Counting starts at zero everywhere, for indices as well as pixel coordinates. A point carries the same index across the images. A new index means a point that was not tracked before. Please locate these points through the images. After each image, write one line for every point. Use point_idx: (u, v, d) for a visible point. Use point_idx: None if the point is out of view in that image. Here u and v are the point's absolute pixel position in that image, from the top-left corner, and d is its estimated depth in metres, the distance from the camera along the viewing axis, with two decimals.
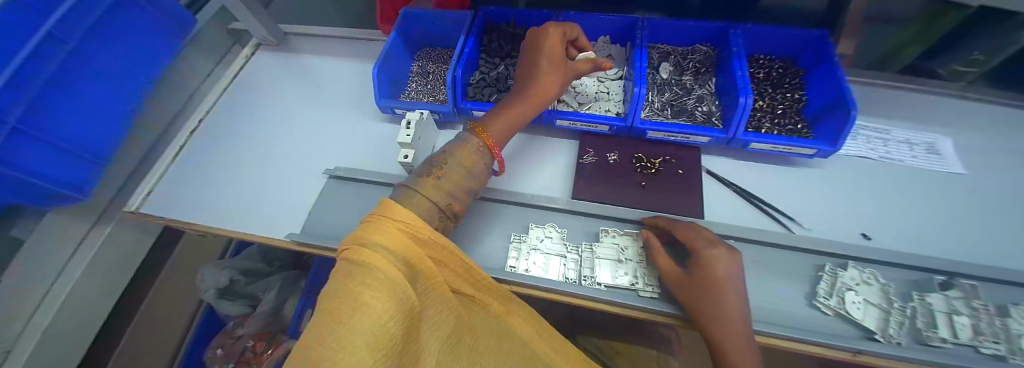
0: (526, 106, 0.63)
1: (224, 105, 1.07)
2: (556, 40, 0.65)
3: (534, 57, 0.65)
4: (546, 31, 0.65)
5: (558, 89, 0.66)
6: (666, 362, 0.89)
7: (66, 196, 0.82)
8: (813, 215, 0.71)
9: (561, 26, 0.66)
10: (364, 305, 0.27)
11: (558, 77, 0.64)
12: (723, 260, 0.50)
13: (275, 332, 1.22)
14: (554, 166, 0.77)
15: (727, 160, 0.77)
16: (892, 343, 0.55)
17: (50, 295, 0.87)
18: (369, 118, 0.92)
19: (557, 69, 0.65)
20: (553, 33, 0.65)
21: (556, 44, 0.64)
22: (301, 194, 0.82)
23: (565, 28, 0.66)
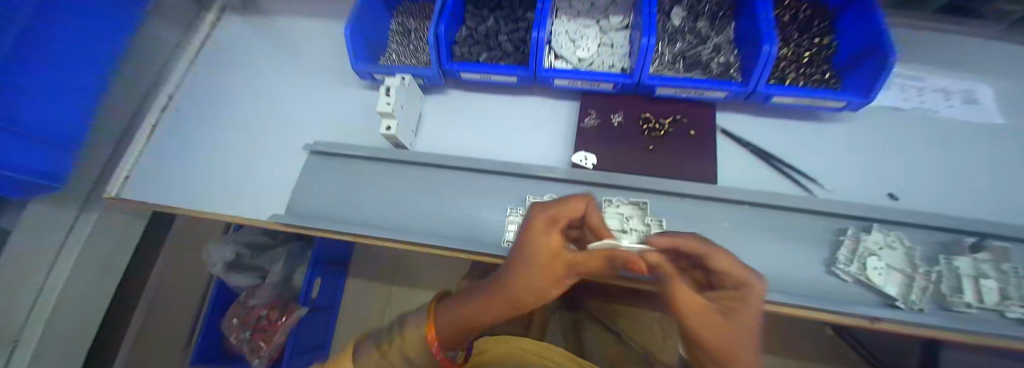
0: (496, 304, 0.44)
1: (190, 78, 0.97)
2: (540, 230, 0.40)
3: (516, 250, 0.43)
4: (529, 217, 0.42)
5: (554, 290, 0.42)
6: (669, 323, 0.87)
7: (41, 187, 0.70)
8: (834, 175, 0.65)
9: (552, 208, 0.41)
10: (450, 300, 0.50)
11: (548, 279, 0.40)
12: (740, 312, 0.33)
13: (287, 302, 1.27)
14: (552, 132, 0.71)
15: (743, 118, 0.69)
16: (914, 310, 0.52)
17: (43, 293, 0.81)
18: (348, 85, 0.83)
19: (546, 276, 0.40)
20: (537, 222, 0.40)
21: (543, 238, 0.39)
22: (281, 171, 0.76)
23: (559, 214, 0.41)
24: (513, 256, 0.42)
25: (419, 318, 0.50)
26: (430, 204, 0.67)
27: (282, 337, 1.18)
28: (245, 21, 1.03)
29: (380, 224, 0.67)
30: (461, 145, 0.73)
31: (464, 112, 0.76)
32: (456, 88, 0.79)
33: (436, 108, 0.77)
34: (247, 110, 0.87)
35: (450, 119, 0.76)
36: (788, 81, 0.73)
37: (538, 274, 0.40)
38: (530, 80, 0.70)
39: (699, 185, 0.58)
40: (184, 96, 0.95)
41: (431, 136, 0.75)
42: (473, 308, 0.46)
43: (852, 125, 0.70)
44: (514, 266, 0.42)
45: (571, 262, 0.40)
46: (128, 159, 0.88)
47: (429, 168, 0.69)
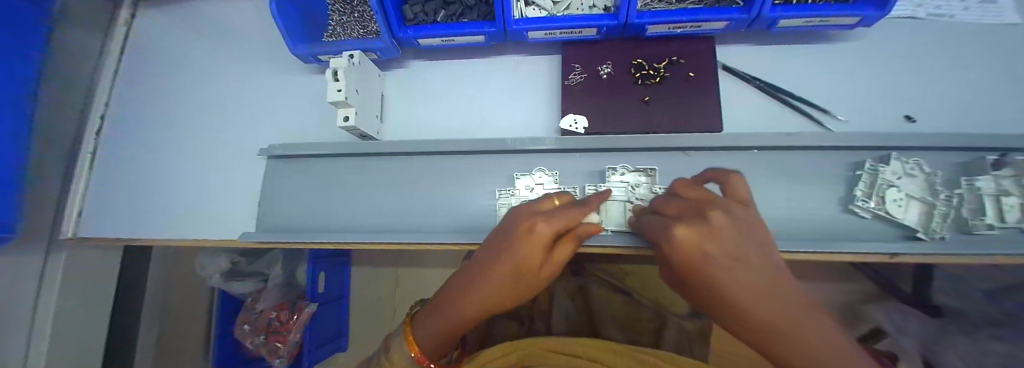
0: (482, 305, 0.44)
1: (121, 91, 0.82)
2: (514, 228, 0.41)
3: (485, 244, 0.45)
4: (528, 226, 0.39)
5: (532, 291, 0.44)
6: None
7: None
8: (847, 102, 0.58)
9: (552, 218, 0.39)
10: (430, 311, 0.49)
11: (534, 282, 0.42)
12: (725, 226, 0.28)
13: (296, 300, 1.22)
14: (534, 97, 0.62)
15: (747, 50, 0.61)
16: (935, 239, 0.49)
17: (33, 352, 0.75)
18: (293, 72, 0.72)
19: (533, 279, 0.42)
20: (541, 232, 0.38)
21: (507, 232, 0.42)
22: (242, 183, 0.68)
23: (562, 224, 0.39)
24: (503, 265, 0.40)
25: (399, 341, 0.49)
26: (410, 196, 0.61)
27: (297, 334, 1.14)
28: (163, 11, 0.84)
29: (361, 226, 0.62)
30: (434, 125, 0.65)
31: (432, 85, 0.66)
32: (417, 59, 0.68)
33: (400, 86, 0.67)
34: (191, 120, 0.75)
35: (417, 97, 0.66)
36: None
37: (524, 280, 0.41)
38: (501, 37, 0.60)
39: (704, 135, 0.52)
40: (117, 113, 0.81)
41: (399, 120, 0.66)
42: (448, 298, 0.46)
43: (868, 42, 0.62)
44: (505, 276, 0.41)
45: (552, 264, 0.43)
46: (74, 195, 0.78)
47: (402, 157, 0.62)
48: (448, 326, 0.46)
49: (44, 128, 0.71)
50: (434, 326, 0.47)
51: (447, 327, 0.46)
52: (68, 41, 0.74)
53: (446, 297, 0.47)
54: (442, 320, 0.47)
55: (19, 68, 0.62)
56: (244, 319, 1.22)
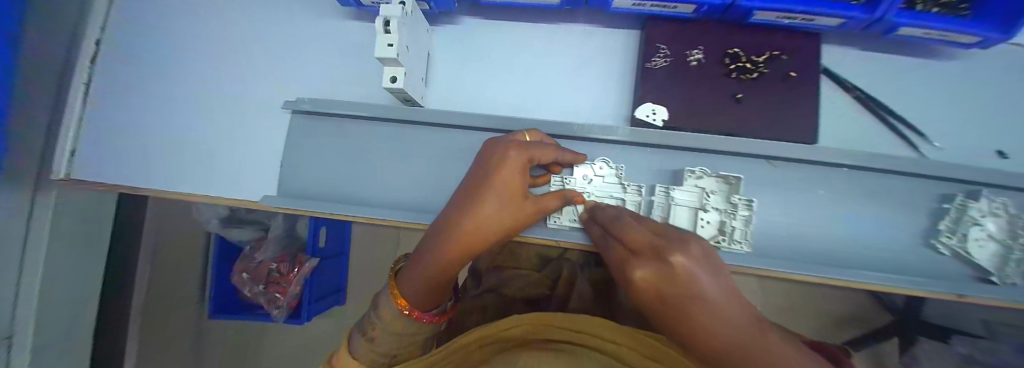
0: (470, 242, 0.42)
1: (121, 15, 0.71)
2: (495, 161, 0.41)
3: (466, 181, 0.44)
4: (502, 154, 0.41)
5: (518, 229, 0.45)
6: None
7: None
8: (943, 126, 0.54)
9: (526, 148, 0.42)
10: (411, 263, 0.47)
11: (521, 217, 0.43)
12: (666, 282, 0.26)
13: (296, 253, 1.17)
14: (605, 78, 0.55)
15: (850, 53, 0.54)
16: (1007, 284, 0.48)
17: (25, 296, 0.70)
18: (324, 15, 0.62)
19: (520, 211, 0.42)
20: (511, 160, 0.40)
21: (489, 162, 0.41)
22: (263, 139, 0.60)
23: (535, 153, 0.42)
24: (483, 192, 0.40)
25: (389, 296, 0.49)
26: (457, 175, 0.55)
27: (297, 288, 1.10)
28: None
29: (398, 201, 0.56)
30: (487, 96, 0.57)
31: (487, 50, 0.58)
32: (473, 16, 0.59)
33: (449, 45, 0.59)
34: (202, 59, 0.66)
35: (470, 60, 0.58)
36: (917, 7, 0.53)
37: (510, 211, 0.42)
38: (579, 1, 0.51)
39: (798, 145, 0.47)
40: (117, 42, 0.71)
41: (447, 85, 0.58)
42: (431, 246, 0.45)
43: (974, 62, 0.56)
44: (487, 205, 0.40)
45: (537, 205, 0.44)
46: (66, 132, 0.68)
47: (450, 129, 0.55)
48: (440, 268, 0.44)
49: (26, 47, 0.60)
50: (422, 273, 0.45)
51: (436, 272, 0.44)
52: None
53: (428, 238, 0.46)
54: (425, 268, 0.45)
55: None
56: (243, 268, 1.18)
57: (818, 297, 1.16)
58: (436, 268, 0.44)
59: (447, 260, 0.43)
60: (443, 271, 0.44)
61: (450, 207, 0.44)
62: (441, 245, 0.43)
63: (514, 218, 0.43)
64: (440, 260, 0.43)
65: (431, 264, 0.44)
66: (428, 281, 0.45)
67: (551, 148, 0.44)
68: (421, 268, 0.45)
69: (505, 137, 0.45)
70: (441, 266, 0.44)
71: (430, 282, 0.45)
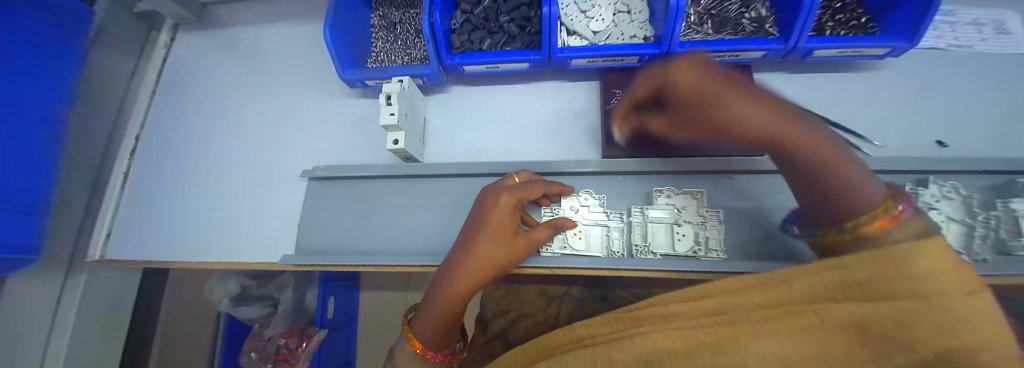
0: (471, 278, 0.47)
1: (159, 111, 0.83)
2: (491, 204, 0.48)
3: (468, 225, 0.50)
4: (495, 197, 0.48)
5: (515, 263, 0.49)
6: None
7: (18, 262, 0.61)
8: (879, 127, 0.61)
9: (514, 190, 0.48)
10: (422, 305, 0.51)
11: (515, 251, 0.48)
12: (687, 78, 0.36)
13: (305, 326, 1.15)
14: (575, 121, 0.64)
15: (779, 77, 0.64)
16: (978, 260, 0.51)
17: None
18: (335, 95, 0.74)
19: (513, 246, 0.48)
20: (503, 203, 0.47)
21: (486, 206, 0.48)
22: (282, 207, 0.68)
23: (522, 194, 0.48)
24: (478, 232, 0.47)
25: (403, 347, 0.51)
26: (457, 217, 0.61)
27: (305, 363, 1.07)
28: (202, 36, 0.86)
29: (405, 247, 0.61)
30: (478, 147, 0.66)
31: (474, 110, 0.68)
32: (460, 84, 0.70)
33: (441, 109, 0.69)
34: (229, 142, 0.76)
35: (460, 119, 0.68)
36: (826, 31, 0.62)
37: (504, 247, 0.47)
38: (545, 64, 0.62)
39: (750, 158, 0.54)
40: (151, 132, 0.82)
41: (441, 141, 0.68)
42: (437, 290, 0.48)
43: (894, 71, 0.65)
44: (484, 242, 0.47)
45: (527, 237, 0.49)
46: (105, 212, 0.76)
47: (447, 178, 0.63)
48: (446, 303, 0.48)
49: (71, 149, 0.71)
50: (432, 312, 0.48)
51: (443, 308, 0.48)
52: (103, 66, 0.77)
53: (433, 282, 0.50)
54: (432, 309, 0.48)
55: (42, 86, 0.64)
56: (251, 346, 1.16)
57: None
58: (449, 303, 0.48)
59: (456, 295, 0.47)
60: (454, 306, 0.48)
61: (455, 248, 0.49)
62: (449, 283, 0.48)
63: (509, 252, 0.47)
64: (451, 295, 0.47)
65: (442, 302, 0.48)
66: (439, 319, 0.48)
67: (538, 186, 0.51)
68: (433, 307, 0.48)
69: (498, 183, 0.52)
70: (450, 301, 0.47)
71: (441, 319, 0.48)
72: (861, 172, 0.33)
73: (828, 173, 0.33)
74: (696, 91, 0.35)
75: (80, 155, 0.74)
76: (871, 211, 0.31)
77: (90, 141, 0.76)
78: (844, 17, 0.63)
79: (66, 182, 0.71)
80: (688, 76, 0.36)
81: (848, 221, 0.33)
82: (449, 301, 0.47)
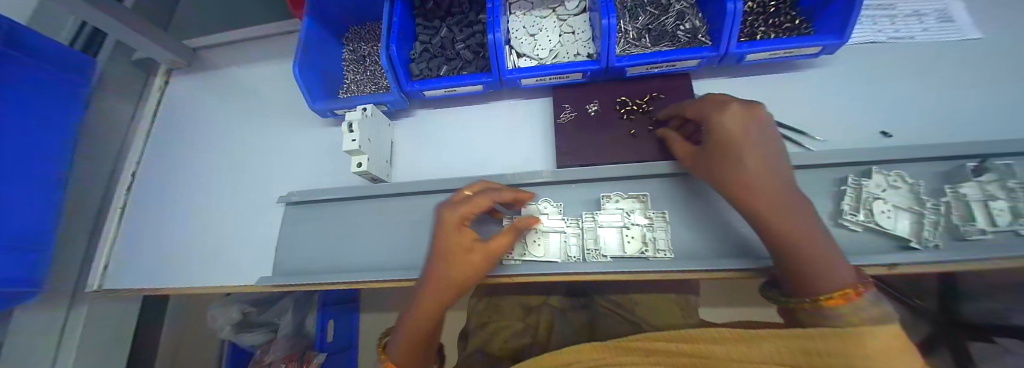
0: (433, 293, 0.48)
1: (156, 149, 0.90)
2: (442, 223, 0.48)
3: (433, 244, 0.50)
4: (442, 216, 0.49)
5: (475, 276, 0.49)
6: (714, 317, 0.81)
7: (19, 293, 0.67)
8: (822, 122, 0.63)
9: (461, 204, 0.48)
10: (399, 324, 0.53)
11: (471, 264, 0.48)
12: (734, 118, 0.40)
13: (306, 350, 1.12)
14: (530, 136, 0.68)
15: (719, 82, 0.68)
16: (930, 247, 0.51)
17: None
18: (312, 125, 0.79)
19: (468, 261, 0.48)
20: (451, 221, 0.47)
21: (439, 226, 0.48)
22: (263, 232, 0.72)
23: (468, 209, 0.48)
24: (435, 254, 0.48)
25: None
26: (421, 233, 0.63)
27: None
28: (196, 78, 0.95)
29: (373, 264, 0.64)
30: (442, 165, 0.70)
31: (439, 131, 0.73)
32: (424, 108, 0.75)
33: (407, 132, 0.74)
34: (217, 173, 0.82)
35: (426, 140, 0.73)
36: (759, 35, 0.66)
37: (458, 262, 0.47)
38: (497, 85, 0.67)
39: None
40: (148, 169, 0.89)
41: (408, 162, 0.72)
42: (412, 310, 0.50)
43: (836, 66, 0.67)
44: (439, 258, 0.48)
45: (484, 249, 0.48)
46: (104, 245, 0.81)
47: (411, 196, 0.65)
48: (419, 320, 0.49)
49: (73, 188, 0.79)
50: (410, 330, 0.50)
51: (417, 327, 0.50)
52: (102, 111, 0.85)
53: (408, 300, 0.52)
54: (408, 328, 0.50)
55: (59, 132, 0.73)
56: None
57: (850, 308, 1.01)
58: (423, 322, 0.50)
59: (428, 314, 0.49)
60: (429, 324, 0.50)
61: (423, 269, 0.51)
62: (419, 302, 0.49)
63: (469, 267, 0.48)
64: (426, 314, 0.49)
65: (418, 321, 0.50)
66: (415, 337, 0.50)
67: (488, 197, 0.50)
68: (410, 326, 0.50)
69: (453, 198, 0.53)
70: (425, 319, 0.49)
71: (419, 338, 0.50)
72: (841, 262, 0.35)
73: (801, 247, 0.36)
74: (724, 134, 0.40)
75: (80, 194, 0.81)
76: (829, 293, 0.34)
77: (91, 181, 0.83)
78: (776, 21, 0.66)
79: (68, 218, 0.78)
80: (732, 117, 0.40)
81: (809, 295, 0.35)
82: (423, 320, 0.49)
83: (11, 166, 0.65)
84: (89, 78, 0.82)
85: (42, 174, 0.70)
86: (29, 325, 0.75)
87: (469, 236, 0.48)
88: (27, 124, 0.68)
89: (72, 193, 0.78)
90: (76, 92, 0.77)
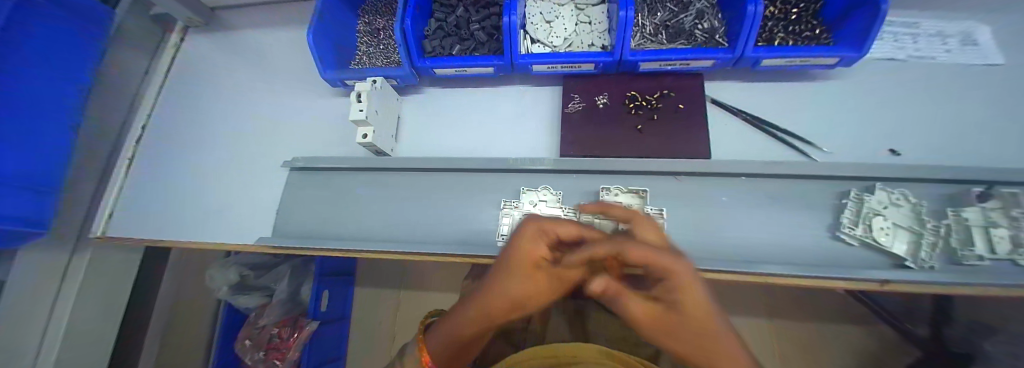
0: (489, 309, 0.40)
1: (167, 106, 0.91)
2: (521, 236, 0.40)
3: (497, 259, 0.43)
4: (521, 226, 0.41)
5: (535, 300, 0.40)
6: None
7: (25, 233, 0.68)
8: (831, 135, 0.62)
9: (543, 219, 0.40)
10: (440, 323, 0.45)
11: (534, 287, 0.39)
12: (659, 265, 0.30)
13: (299, 316, 1.16)
14: (537, 123, 0.68)
15: (731, 85, 0.68)
16: (925, 268, 0.51)
17: (49, 335, 0.83)
18: (321, 94, 0.80)
19: (533, 282, 0.39)
20: (529, 232, 0.39)
21: (515, 238, 0.40)
22: (266, 195, 0.73)
23: (552, 224, 0.39)
24: (498, 268, 0.41)
25: None
26: (419, 208, 0.64)
27: (296, 354, 1.08)
28: (210, 38, 0.95)
29: (370, 234, 0.65)
30: (447, 144, 0.70)
31: (448, 111, 0.73)
32: (434, 86, 0.75)
33: (415, 109, 0.74)
34: (225, 133, 0.83)
35: (433, 119, 0.73)
36: (776, 41, 0.65)
37: (520, 279, 0.39)
38: (509, 69, 0.66)
39: (695, 161, 0.56)
40: (159, 122, 0.90)
41: (413, 138, 0.72)
42: (457, 317, 0.42)
43: (852, 80, 0.66)
44: (503, 273, 0.40)
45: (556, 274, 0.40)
46: (111, 194, 0.83)
47: (413, 172, 0.66)
48: (462, 330, 0.42)
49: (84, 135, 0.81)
50: (448, 333, 0.42)
51: (457, 337, 0.42)
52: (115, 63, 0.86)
53: (457, 304, 0.45)
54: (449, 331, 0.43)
55: (76, 79, 0.75)
56: (247, 333, 1.15)
57: (839, 330, 0.95)
58: (465, 333, 0.42)
59: (472, 328, 0.42)
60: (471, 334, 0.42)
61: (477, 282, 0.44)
62: (463, 315, 0.42)
63: (535, 290, 0.40)
64: (467, 327, 0.42)
65: (461, 329, 0.42)
66: (452, 339, 0.42)
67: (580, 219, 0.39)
68: (451, 330, 0.42)
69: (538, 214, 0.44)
70: (468, 332, 0.42)
71: (458, 342, 0.43)
72: None
73: None
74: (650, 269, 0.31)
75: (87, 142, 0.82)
76: None
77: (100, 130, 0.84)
78: (794, 29, 0.66)
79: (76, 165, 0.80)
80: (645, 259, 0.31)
81: None
82: (466, 331, 0.42)
83: (33, 109, 0.68)
84: (108, 30, 0.83)
85: (60, 119, 0.72)
86: (34, 263, 0.78)
87: (542, 252, 0.39)
88: (52, 69, 0.71)
89: (80, 140, 0.80)
90: (98, 41, 0.80)
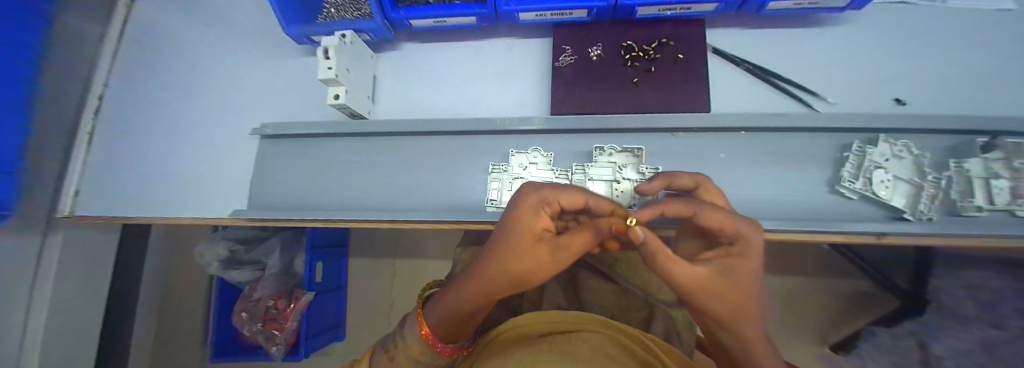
0: (485, 285, 0.38)
1: (123, 69, 0.80)
2: (520, 209, 0.35)
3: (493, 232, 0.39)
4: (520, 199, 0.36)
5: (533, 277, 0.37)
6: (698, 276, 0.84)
7: None
8: (836, 85, 0.59)
9: (543, 190, 0.35)
10: (438, 296, 0.44)
11: (533, 262, 0.35)
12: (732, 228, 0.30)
13: (294, 288, 1.14)
14: (526, 80, 0.63)
15: (732, 33, 0.63)
16: (924, 220, 0.49)
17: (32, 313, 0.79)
18: (287, 54, 0.72)
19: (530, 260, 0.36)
20: (528, 205, 0.35)
21: (513, 210, 0.36)
22: (237, 166, 0.68)
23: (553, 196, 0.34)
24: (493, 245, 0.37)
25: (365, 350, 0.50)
26: (401, 175, 0.60)
27: (294, 323, 1.07)
28: None
29: (351, 203, 0.61)
30: (429, 106, 0.65)
31: (428, 69, 0.67)
32: (411, 42, 0.68)
33: (392, 68, 0.68)
34: (189, 100, 0.77)
35: (413, 77, 0.67)
36: None
37: (517, 254, 0.35)
38: (493, 18, 0.60)
39: (693, 115, 0.53)
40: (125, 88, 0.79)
41: (391, 100, 0.67)
42: (454, 291, 0.41)
43: (863, 25, 0.62)
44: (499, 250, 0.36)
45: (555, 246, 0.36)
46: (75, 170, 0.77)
47: (394, 136, 0.61)
48: (458, 304, 0.41)
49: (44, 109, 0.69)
50: (446, 307, 0.42)
51: (454, 312, 0.41)
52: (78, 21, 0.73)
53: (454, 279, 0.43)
54: (447, 306, 0.42)
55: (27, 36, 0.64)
56: (243, 307, 1.14)
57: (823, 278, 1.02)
58: (463, 308, 0.41)
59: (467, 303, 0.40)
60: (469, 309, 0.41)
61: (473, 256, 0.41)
62: (459, 289, 0.40)
63: (531, 265, 0.35)
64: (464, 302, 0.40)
65: (457, 303, 0.41)
66: (449, 314, 0.42)
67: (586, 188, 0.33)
68: (449, 304, 0.41)
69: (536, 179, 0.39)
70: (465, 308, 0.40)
71: (456, 316, 0.42)
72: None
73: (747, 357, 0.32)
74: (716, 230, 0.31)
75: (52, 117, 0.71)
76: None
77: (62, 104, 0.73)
78: None
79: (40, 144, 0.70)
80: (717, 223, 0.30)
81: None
82: (464, 308, 0.41)
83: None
84: None
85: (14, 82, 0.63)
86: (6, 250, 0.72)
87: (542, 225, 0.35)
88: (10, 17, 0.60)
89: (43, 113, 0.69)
90: None
